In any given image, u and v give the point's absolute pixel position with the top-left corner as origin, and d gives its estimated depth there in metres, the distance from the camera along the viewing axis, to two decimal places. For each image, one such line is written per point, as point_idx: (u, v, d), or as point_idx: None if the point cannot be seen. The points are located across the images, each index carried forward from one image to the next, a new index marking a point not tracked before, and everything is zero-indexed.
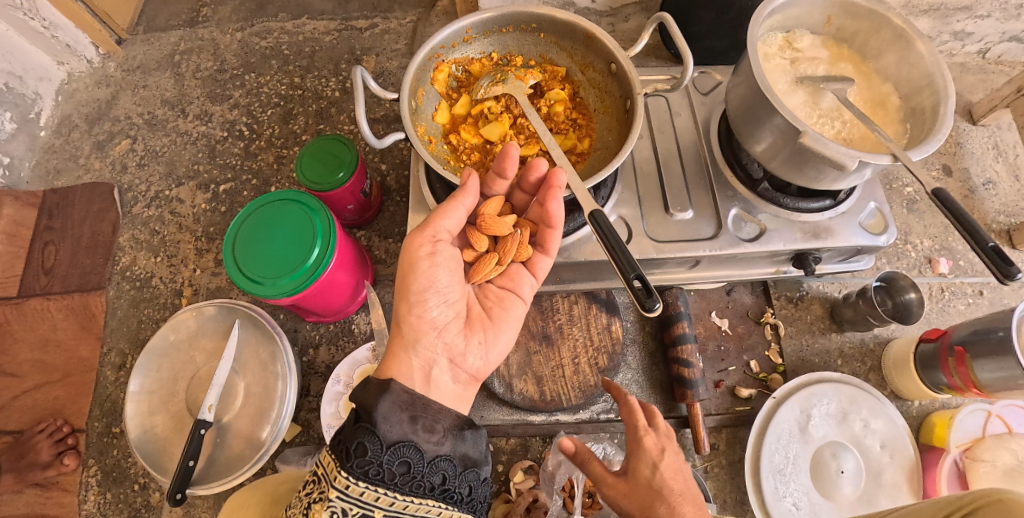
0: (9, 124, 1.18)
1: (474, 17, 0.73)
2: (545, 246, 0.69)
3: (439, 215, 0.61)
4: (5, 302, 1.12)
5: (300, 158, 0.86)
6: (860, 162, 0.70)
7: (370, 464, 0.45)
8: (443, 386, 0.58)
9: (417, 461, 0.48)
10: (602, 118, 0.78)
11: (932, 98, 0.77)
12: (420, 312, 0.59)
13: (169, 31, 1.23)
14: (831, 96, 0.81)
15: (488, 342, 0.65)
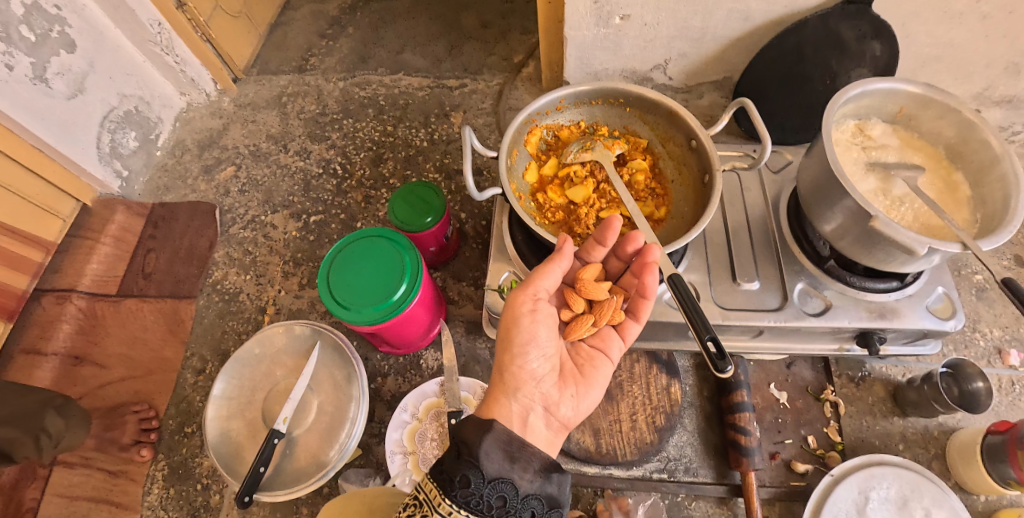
0: (133, 143, 1.33)
1: (569, 89, 0.82)
2: (637, 313, 0.73)
3: (539, 276, 0.67)
4: (103, 298, 1.22)
5: (392, 199, 0.94)
6: (930, 248, 0.72)
7: (467, 493, 0.52)
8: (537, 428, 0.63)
9: (512, 496, 0.53)
10: (679, 188, 0.84)
11: (1004, 192, 0.79)
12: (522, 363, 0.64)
13: (280, 75, 1.38)
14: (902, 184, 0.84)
15: (582, 396, 0.68)
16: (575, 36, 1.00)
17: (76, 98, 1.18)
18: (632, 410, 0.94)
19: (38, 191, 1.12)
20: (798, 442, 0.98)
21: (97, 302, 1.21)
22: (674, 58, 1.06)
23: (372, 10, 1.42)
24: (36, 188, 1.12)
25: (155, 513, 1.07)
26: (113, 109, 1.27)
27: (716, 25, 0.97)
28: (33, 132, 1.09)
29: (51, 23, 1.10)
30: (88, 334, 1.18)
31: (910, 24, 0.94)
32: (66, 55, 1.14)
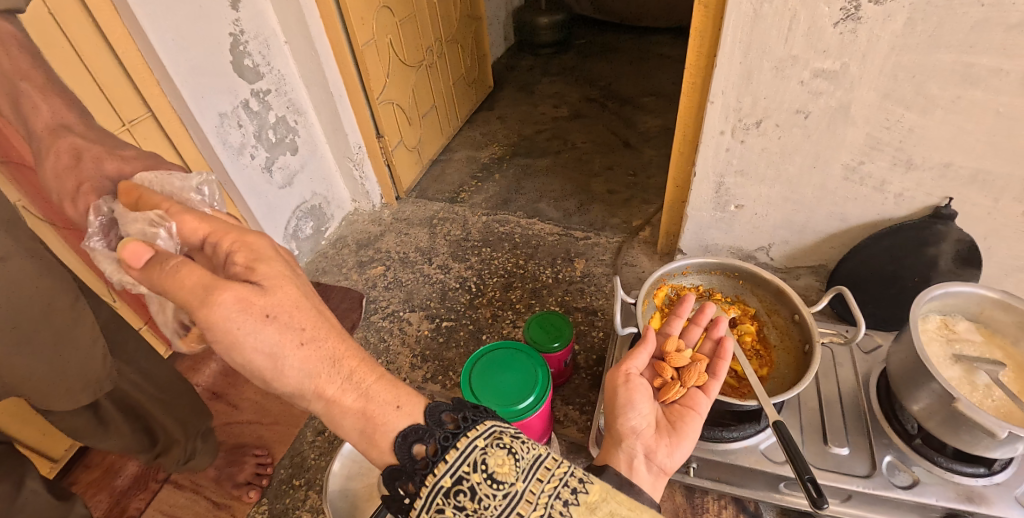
0: (308, 230, 1.62)
1: (695, 259, 1.02)
2: (715, 373, 0.81)
3: (628, 358, 0.76)
4: None
5: (530, 320, 1.13)
6: (1011, 433, 0.80)
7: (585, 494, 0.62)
8: (642, 471, 0.65)
9: None
10: (782, 354, 0.96)
11: None
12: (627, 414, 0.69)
13: (434, 202, 1.69)
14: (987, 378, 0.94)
15: (675, 445, 0.68)
16: (695, 215, 1.27)
17: (285, 189, 1.52)
18: None
19: None
20: None
21: None
22: (776, 243, 1.27)
23: (518, 164, 1.75)
24: None
25: None
26: (304, 202, 1.59)
27: (816, 222, 1.19)
28: (247, 207, 1.41)
29: (288, 133, 1.49)
30: (227, 377, 1.49)
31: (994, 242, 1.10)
32: (290, 156, 1.51)
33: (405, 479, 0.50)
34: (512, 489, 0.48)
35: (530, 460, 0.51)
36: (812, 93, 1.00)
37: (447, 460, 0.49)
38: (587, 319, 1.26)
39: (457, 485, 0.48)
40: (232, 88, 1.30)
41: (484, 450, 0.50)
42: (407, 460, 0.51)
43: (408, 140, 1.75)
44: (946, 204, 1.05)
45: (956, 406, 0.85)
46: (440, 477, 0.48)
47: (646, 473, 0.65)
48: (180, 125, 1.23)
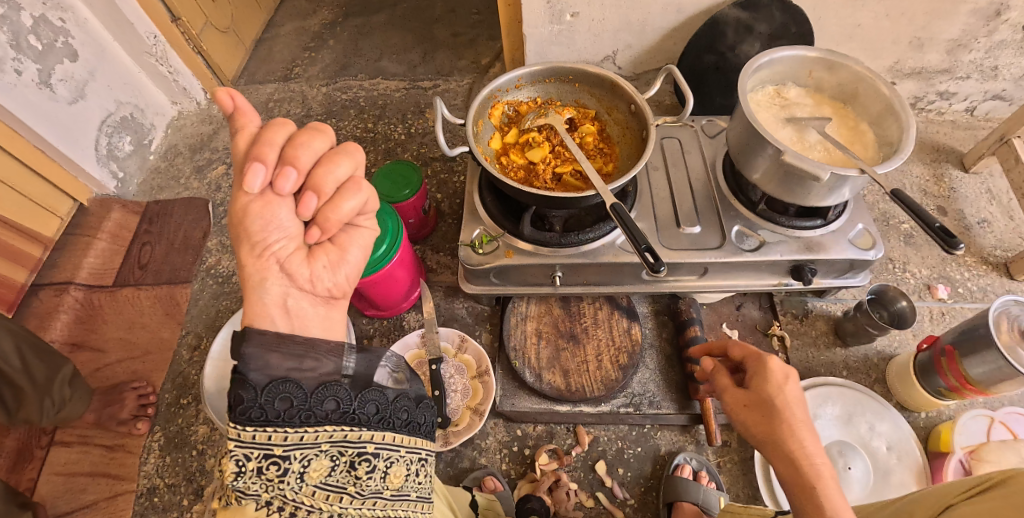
0: (128, 146, 1.42)
1: (526, 68, 0.95)
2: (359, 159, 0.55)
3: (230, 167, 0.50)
4: (100, 289, 1.29)
5: (375, 176, 1.04)
6: (833, 174, 0.84)
7: (249, 407, 0.40)
8: (307, 316, 0.49)
9: (300, 394, 0.43)
10: (624, 148, 0.96)
11: (900, 129, 0.93)
12: (261, 253, 0.49)
13: (266, 84, 1.46)
14: (815, 134, 0.97)
15: (338, 266, 0.53)
16: (533, 33, 1.18)
17: (77, 103, 1.28)
18: (595, 350, 1.03)
19: (40, 192, 1.22)
20: None
21: (93, 292, 1.28)
22: (621, 49, 1.23)
23: (352, 25, 1.56)
24: (38, 189, 1.21)
25: (152, 481, 1.12)
26: (111, 114, 1.36)
27: (654, 17, 1.15)
28: (36, 132, 1.19)
29: (56, 34, 1.21)
30: (84, 322, 1.24)
31: (818, 8, 1.12)
32: (69, 63, 1.25)
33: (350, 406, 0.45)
34: (412, 474, 0.50)
35: (415, 481, 0.50)
36: None
37: (383, 431, 0.47)
38: (445, 167, 1.23)
39: (366, 454, 0.45)
40: None
41: (408, 443, 0.49)
42: (367, 404, 0.46)
43: (217, 19, 1.52)
44: None
45: (783, 160, 0.88)
46: (369, 440, 0.46)
47: (311, 316, 0.50)
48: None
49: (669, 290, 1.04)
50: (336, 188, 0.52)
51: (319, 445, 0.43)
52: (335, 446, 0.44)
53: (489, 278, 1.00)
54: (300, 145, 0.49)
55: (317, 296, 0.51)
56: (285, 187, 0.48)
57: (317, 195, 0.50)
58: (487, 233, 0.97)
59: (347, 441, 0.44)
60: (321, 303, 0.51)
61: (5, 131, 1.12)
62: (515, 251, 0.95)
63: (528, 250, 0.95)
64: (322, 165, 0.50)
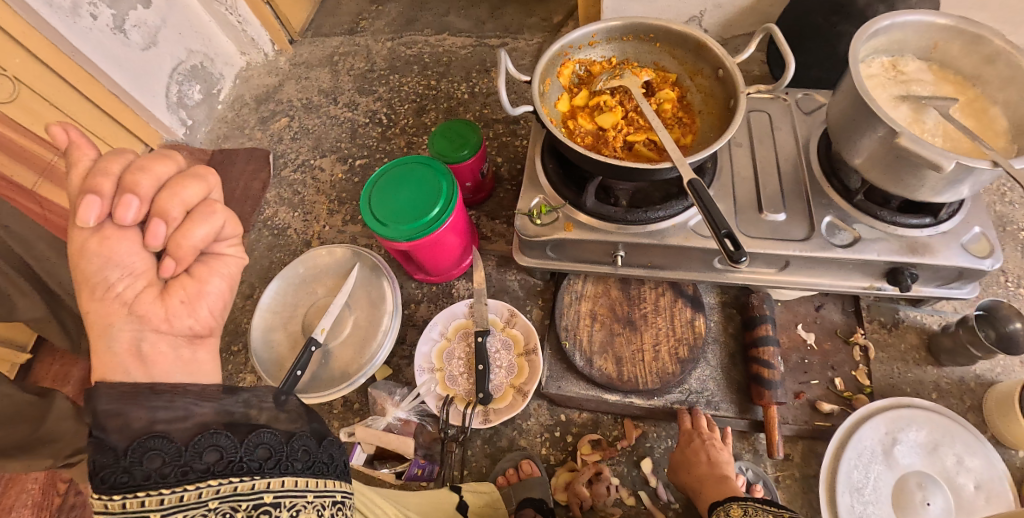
0: (197, 95, 1.43)
1: (602, 23, 0.86)
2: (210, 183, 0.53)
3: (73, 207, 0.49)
4: None
5: (431, 134, 0.99)
6: (959, 164, 0.70)
7: (112, 473, 0.39)
8: (167, 359, 0.49)
9: (173, 451, 0.41)
10: (706, 118, 0.86)
11: None
12: (106, 296, 0.48)
13: (332, 38, 1.43)
14: (935, 115, 0.83)
15: (197, 300, 0.52)
16: None
17: (149, 50, 1.29)
18: (655, 340, 0.95)
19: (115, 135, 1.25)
20: (824, 383, 0.96)
21: None
22: (709, 9, 1.12)
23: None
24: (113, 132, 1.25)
25: None
26: (181, 62, 1.36)
27: None
28: (110, 78, 1.20)
29: None
30: None
31: None
32: (143, 10, 1.25)
33: (234, 457, 0.43)
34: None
35: None
36: None
37: (279, 477, 0.44)
38: (507, 129, 1.17)
39: (263, 505, 0.42)
40: None
41: (314, 488, 0.46)
42: (250, 451, 0.44)
43: None
44: None
45: (896, 143, 0.74)
46: (266, 489, 0.43)
47: (171, 358, 0.50)
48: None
49: (740, 280, 0.94)
50: (186, 213, 0.50)
51: (204, 503, 0.40)
52: (227, 502, 0.41)
53: (544, 251, 0.93)
54: (139, 173, 0.48)
55: (177, 335, 0.51)
56: (123, 218, 0.46)
57: (164, 222, 0.49)
58: (547, 203, 0.90)
59: (235, 495, 0.42)
60: (182, 343, 0.51)
61: (80, 74, 1.15)
62: (575, 225, 0.88)
63: (590, 224, 0.88)
64: (164, 192, 0.49)
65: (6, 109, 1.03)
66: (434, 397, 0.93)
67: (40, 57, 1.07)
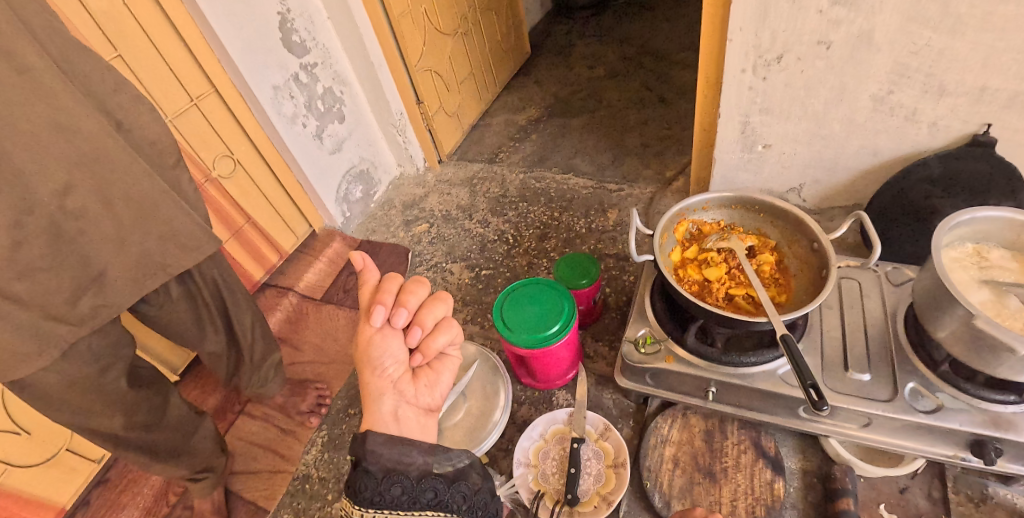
0: (359, 194, 1.76)
1: (716, 194, 1.09)
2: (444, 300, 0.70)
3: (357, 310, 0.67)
4: (310, 300, 1.58)
5: (559, 262, 1.22)
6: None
7: (370, 494, 0.52)
8: (413, 423, 0.63)
9: (409, 485, 0.54)
10: (800, 281, 1.01)
11: None
12: (380, 374, 0.64)
13: (473, 164, 1.85)
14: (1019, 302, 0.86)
15: (434, 385, 0.69)
16: (723, 158, 1.31)
17: (334, 154, 1.64)
18: (731, 495, 1.01)
19: (290, 214, 1.62)
20: None
21: (304, 301, 1.58)
22: (808, 183, 1.30)
23: (554, 124, 1.92)
24: (290, 212, 1.62)
25: (307, 470, 1.23)
26: (355, 167, 1.72)
27: (846, 157, 1.21)
28: (301, 170, 1.54)
29: (335, 102, 1.58)
30: (292, 323, 1.53)
31: None
32: (337, 125, 1.61)
33: (444, 497, 0.56)
34: None
35: None
36: (833, 22, 0.99)
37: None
38: (617, 264, 1.41)
39: None
40: (282, 63, 1.40)
41: None
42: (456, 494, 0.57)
43: (448, 107, 1.87)
44: (985, 130, 1.05)
45: (974, 323, 0.82)
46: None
47: (416, 424, 0.64)
48: (239, 96, 1.36)
49: (822, 431, 1.02)
50: (434, 324, 0.68)
51: None
52: None
53: (644, 377, 1.10)
54: (409, 292, 0.65)
55: (420, 407, 0.66)
56: (399, 323, 0.64)
57: (421, 328, 0.66)
58: (652, 335, 1.08)
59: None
60: (423, 414, 0.66)
61: (280, 162, 1.51)
62: (675, 358, 1.05)
63: (687, 359, 1.03)
64: (425, 307, 0.66)
65: (224, 182, 1.40)
66: (526, 490, 1.05)
67: (259, 148, 1.45)
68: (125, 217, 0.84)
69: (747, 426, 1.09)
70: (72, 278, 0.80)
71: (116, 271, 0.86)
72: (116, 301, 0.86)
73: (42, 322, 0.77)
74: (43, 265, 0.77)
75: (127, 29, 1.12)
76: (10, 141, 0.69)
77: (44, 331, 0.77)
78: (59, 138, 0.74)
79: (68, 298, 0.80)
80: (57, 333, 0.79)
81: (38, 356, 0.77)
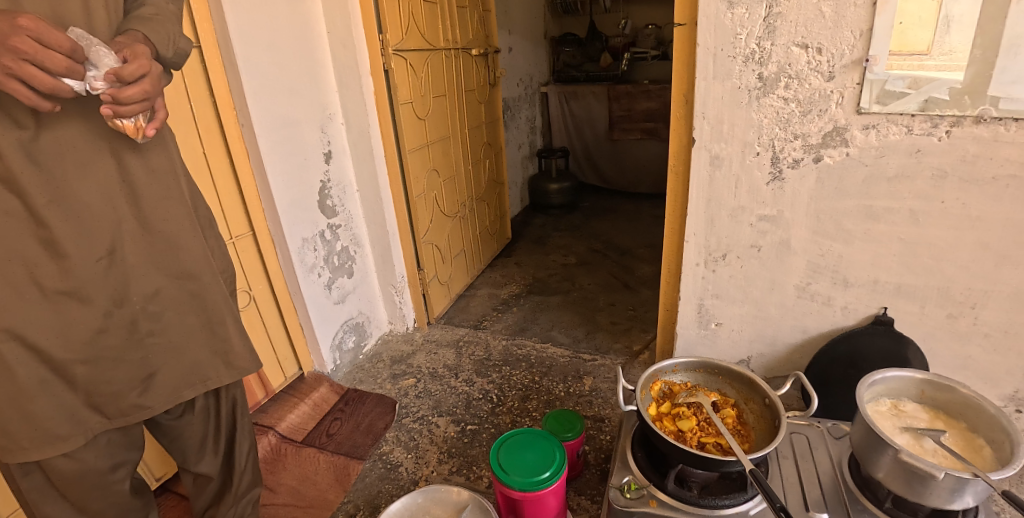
0: (351, 343, 1.88)
1: (682, 358, 1.32)
2: None
3: None
4: (289, 441, 1.57)
5: (547, 416, 1.35)
6: (948, 474, 0.94)
7: None
8: None
9: None
10: (759, 434, 1.17)
11: (1013, 445, 1.01)
12: None
13: (460, 328, 2.05)
14: (933, 443, 1.07)
15: None
16: (685, 332, 1.57)
17: (338, 304, 1.80)
18: None
19: (285, 354, 1.68)
20: None
21: (283, 442, 1.56)
22: (754, 355, 1.54)
23: (532, 299, 2.20)
24: (285, 352, 1.68)
25: None
26: (352, 318, 1.87)
27: (783, 334, 1.48)
28: (307, 314, 1.68)
29: (347, 259, 1.83)
30: (269, 463, 1.50)
31: (929, 340, 1.34)
32: (345, 279, 1.83)
33: None
34: None
35: None
36: (760, 232, 1.36)
37: None
38: (595, 425, 1.52)
39: None
40: (314, 220, 1.66)
41: None
42: None
43: (441, 275, 2.15)
44: (883, 312, 1.34)
45: (901, 458, 0.99)
46: None
47: None
48: (271, 242, 1.56)
49: None
50: None
51: None
52: None
53: None
54: None
55: None
56: None
57: None
58: (635, 481, 1.16)
59: None
60: None
61: (288, 306, 1.64)
62: (658, 501, 1.12)
63: (669, 503, 1.11)
64: None
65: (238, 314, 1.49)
66: None
67: (275, 287, 1.59)
68: (193, 325, 1.05)
69: None
70: (129, 372, 0.96)
71: (164, 374, 1.02)
72: (153, 403, 1.00)
73: (82, 409, 0.91)
74: (111, 355, 0.93)
75: (208, 181, 1.36)
76: (131, 251, 0.92)
77: (80, 417, 0.91)
78: (175, 252, 0.98)
79: (117, 391, 0.94)
80: (91, 421, 0.93)
81: (66, 440, 0.89)
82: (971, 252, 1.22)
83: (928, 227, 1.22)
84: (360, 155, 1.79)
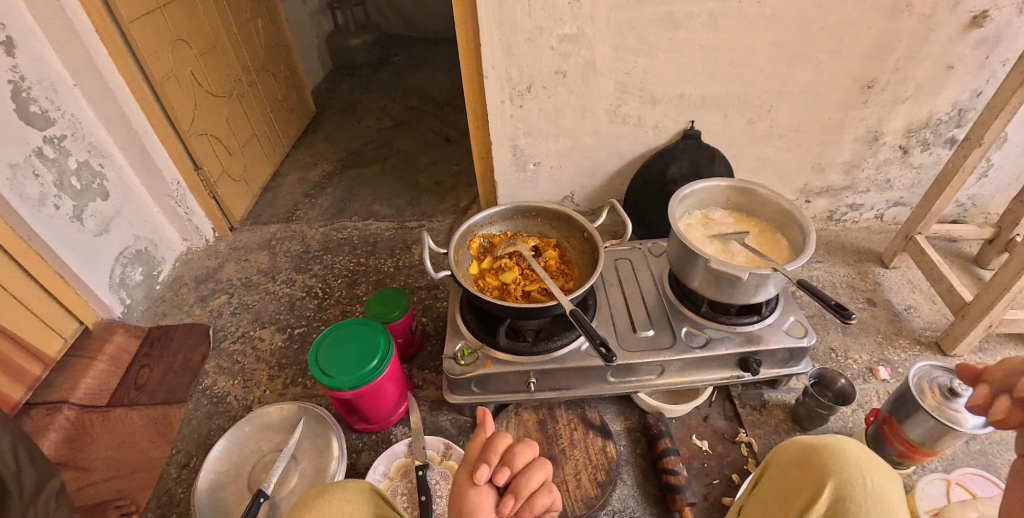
0: (138, 276, 1.55)
1: (496, 208, 1.20)
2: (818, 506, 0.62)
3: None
4: (93, 409, 1.30)
5: (369, 300, 1.22)
6: (752, 273, 0.98)
7: None
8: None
9: None
10: (582, 268, 1.15)
11: (802, 233, 1.09)
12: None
13: (270, 225, 1.78)
14: (738, 245, 1.12)
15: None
16: (505, 180, 1.47)
17: (100, 236, 1.44)
18: (573, 470, 1.07)
19: (49, 312, 1.29)
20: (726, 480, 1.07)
21: (86, 412, 1.29)
22: (577, 190, 1.50)
23: (347, 176, 1.96)
24: (48, 310, 1.28)
25: None
26: (128, 247, 1.52)
27: (601, 163, 1.43)
28: (60, 260, 1.31)
29: (93, 178, 1.41)
30: (72, 441, 1.24)
31: (733, 147, 1.37)
32: (100, 202, 1.43)
33: None
34: None
35: None
36: (562, 55, 1.21)
37: None
38: (429, 294, 1.45)
39: None
40: (21, 138, 1.22)
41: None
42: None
43: (231, 170, 1.81)
44: (691, 126, 1.33)
45: (712, 267, 1.02)
46: None
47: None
48: None
49: (633, 389, 1.14)
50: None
51: None
52: None
53: (470, 388, 1.12)
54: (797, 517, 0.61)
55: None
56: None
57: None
58: (468, 346, 1.11)
59: None
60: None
61: (31, 256, 1.24)
62: (493, 360, 1.09)
63: (504, 359, 1.08)
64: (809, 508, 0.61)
65: None
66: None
67: None
68: None
69: (572, 406, 1.19)
70: None
71: None
72: None
73: None
74: None
75: None
76: None
77: None
78: None
79: None
80: None
81: None
82: (765, 52, 1.18)
83: (726, 29, 1.15)
84: (60, 35, 1.28)
